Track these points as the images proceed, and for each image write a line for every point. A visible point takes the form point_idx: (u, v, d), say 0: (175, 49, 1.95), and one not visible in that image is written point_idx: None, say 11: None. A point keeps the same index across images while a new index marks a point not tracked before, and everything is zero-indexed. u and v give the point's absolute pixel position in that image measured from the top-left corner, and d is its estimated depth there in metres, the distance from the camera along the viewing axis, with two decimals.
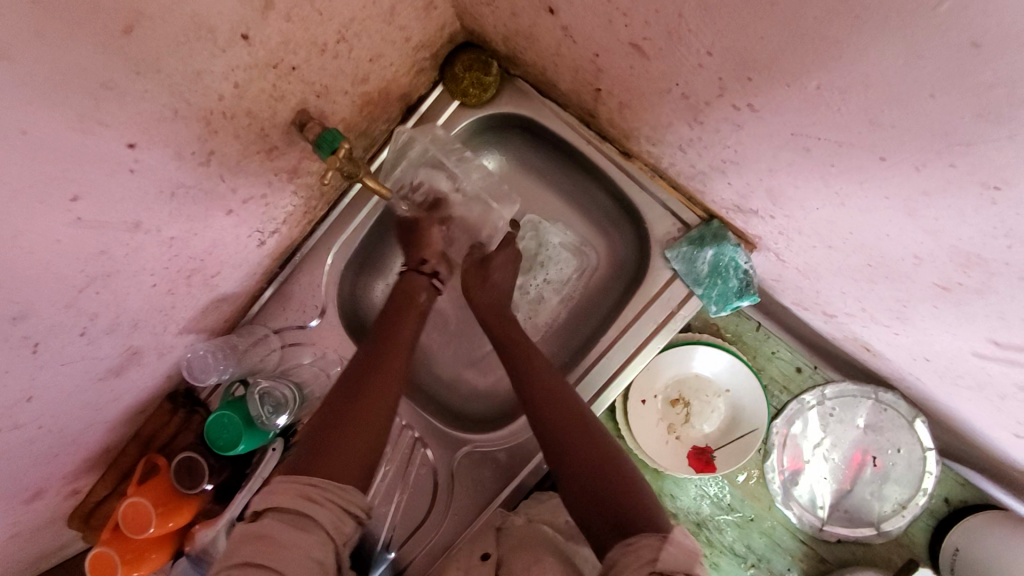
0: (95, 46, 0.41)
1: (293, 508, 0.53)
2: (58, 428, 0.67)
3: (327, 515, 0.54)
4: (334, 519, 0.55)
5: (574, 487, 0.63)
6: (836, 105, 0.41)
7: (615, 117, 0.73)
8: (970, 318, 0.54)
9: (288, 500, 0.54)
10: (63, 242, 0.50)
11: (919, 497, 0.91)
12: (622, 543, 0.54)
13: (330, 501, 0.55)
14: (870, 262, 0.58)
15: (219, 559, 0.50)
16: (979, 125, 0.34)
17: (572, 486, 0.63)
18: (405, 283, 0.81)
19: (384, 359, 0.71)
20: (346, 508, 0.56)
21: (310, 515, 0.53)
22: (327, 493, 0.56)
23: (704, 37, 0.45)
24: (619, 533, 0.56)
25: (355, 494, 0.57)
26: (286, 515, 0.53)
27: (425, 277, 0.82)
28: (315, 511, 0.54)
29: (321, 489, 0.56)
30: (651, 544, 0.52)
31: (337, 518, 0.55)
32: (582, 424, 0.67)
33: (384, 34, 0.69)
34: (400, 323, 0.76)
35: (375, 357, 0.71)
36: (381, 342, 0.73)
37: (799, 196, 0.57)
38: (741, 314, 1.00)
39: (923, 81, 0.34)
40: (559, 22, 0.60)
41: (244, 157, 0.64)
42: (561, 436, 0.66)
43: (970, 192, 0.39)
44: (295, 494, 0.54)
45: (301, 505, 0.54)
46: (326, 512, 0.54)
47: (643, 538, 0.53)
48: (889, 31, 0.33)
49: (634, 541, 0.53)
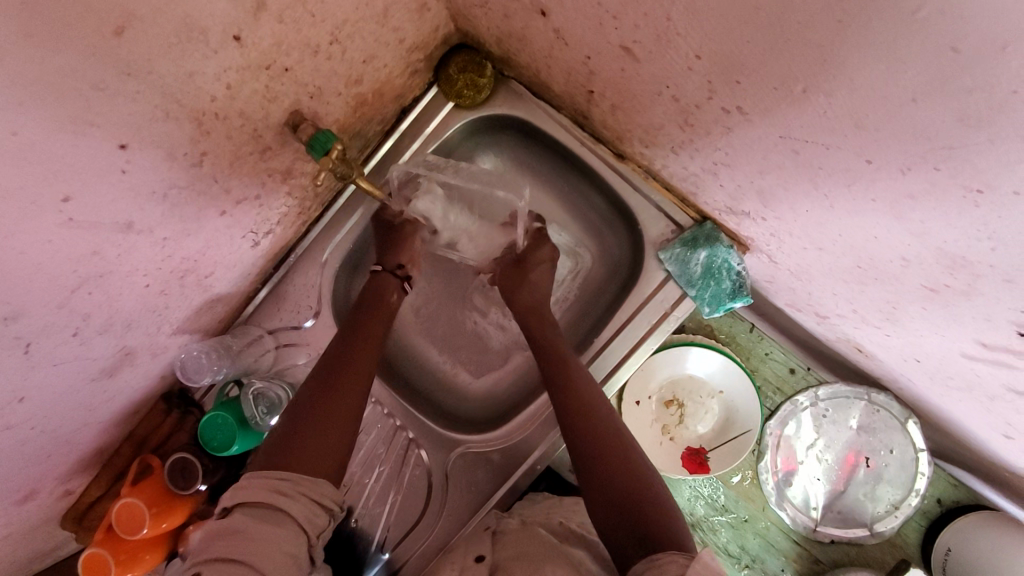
0: (86, 48, 0.41)
1: (263, 503, 0.53)
2: (51, 428, 0.68)
3: (300, 509, 0.54)
4: (305, 512, 0.54)
5: (604, 500, 0.62)
6: (822, 108, 0.42)
7: (608, 119, 0.74)
8: (958, 319, 0.54)
9: (257, 495, 0.53)
10: (55, 243, 0.50)
11: (912, 498, 0.91)
12: (646, 558, 0.53)
13: (301, 494, 0.55)
14: (860, 264, 0.58)
15: (189, 559, 0.50)
16: (961, 129, 0.34)
17: (603, 497, 0.63)
18: (377, 281, 0.81)
19: (364, 354, 0.72)
20: (318, 502, 0.56)
21: (281, 509, 0.53)
22: (297, 487, 0.55)
23: (692, 40, 0.46)
24: (644, 549, 0.55)
25: (326, 487, 0.57)
26: (256, 509, 0.52)
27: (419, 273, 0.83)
28: (287, 505, 0.53)
29: (290, 482, 0.55)
30: (679, 561, 0.51)
31: (309, 510, 0.55)
32: (607, 433, 0.67)
33: (377, 36, 0.69)
34: (378, 319, 0.77)
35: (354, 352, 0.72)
36: (362, 338, 0.74)
37: (789, 198, 0.57)
38: (735, 315, 1.00)
39: (905, 84, 0.34)
40: (550, 24, 0.61)
41: (237, 157, 0.64)
42: (600, 449, 0.66)
43: (954, 194, 0.39)
44: (264, 488, 0.54)
45: (270, 499, 0.53)
46: (298, 505, 0.54)
47: (670, 556, 0.52)
48: (871, 35, 0.33)
49: (661, 558, 0.52)
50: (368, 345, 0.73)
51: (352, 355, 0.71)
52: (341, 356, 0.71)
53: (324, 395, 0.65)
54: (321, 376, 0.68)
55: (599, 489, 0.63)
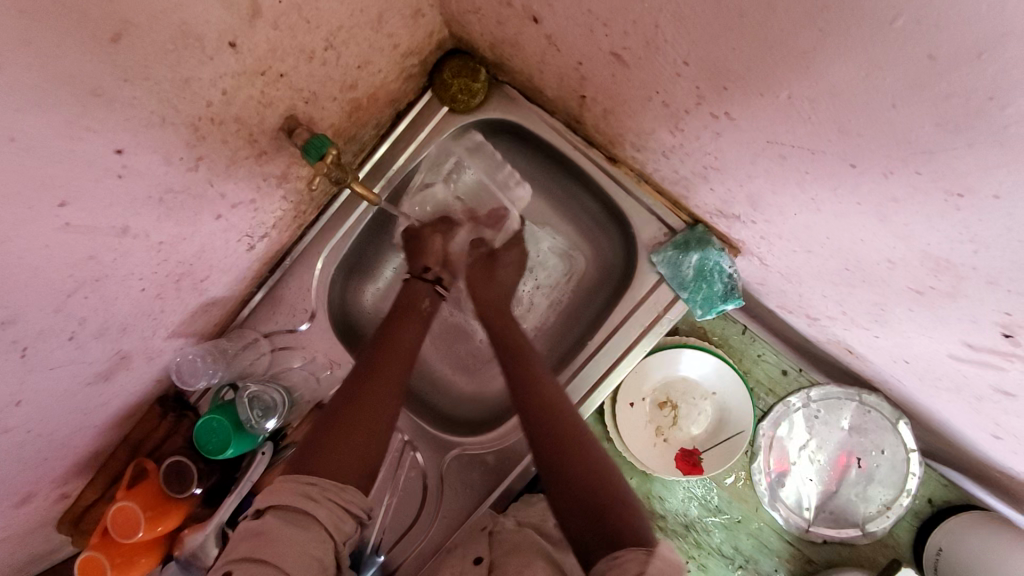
0: (83, 54, 0.42)
1: (294, 507, 0.53)
2: (47, 432, 0.68)
3: (328, 514, 0.54)
4: (333, 517, 0.55)
5: (564, 493, 0.63)
6: (807, 115, 0.43)
7: (600, 123, 0.74)
8: (943, 321, 0.55)
9: (290, 499, 0.54)
10: (51, 247, 0.50)
11: (903, 498, 0.92)
12: (609, 554, 0.54)
13: (330, 501, 0.56)
14: (847, 266, 0.59)
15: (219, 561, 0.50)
16: (940, 135, 0.35)
17: (560, 491, 0.63)
18: (406, 292, 0.83)
19: (392, 362, 0.72)
20: (345, 508, 0.56)
21: (312, 513, 0.53)
22: (326, 493, 0.56)
23: (680, 48, 0.47)
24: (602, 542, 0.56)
25: (353, 495, 0.58)
26: (289, 512, 0.53)
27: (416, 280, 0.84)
28: (316, 510, 0.54)
29: (321, 489, 0.56)
30: (639, 557, 0.52)
31: (337, 516, 0.55)
32: (571, 428, 0.68)
33: (372, 41, 0.70)
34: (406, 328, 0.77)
35: (382, 360, 0.72)
36: (390, 346, 0.74)
37: (777, 202, 0.58)
38: (727, 317, 1.01)
39: (886, 91, 0.35)
40: (543, 31, 0.62)
41: (233, 162, 0.65)
42: (557, 443, 0.67)
43: (936, 198, 0.40)
44: (296, 494, 0.54)
45: (302, 503, 0.54)
46: (326, 510, 0.55)
47: (631, 551, 0.53)
48: (853, 44, 0.34)
49: (621, 554, 0.53)
50: (398, 352, 0.74)
51: (383, 363, 0.72)
52: (371, 364, 0.71)
53: (356, 403, 0.66)
54: (352, 384, 0.69)
55: (557, 483, 0.64)
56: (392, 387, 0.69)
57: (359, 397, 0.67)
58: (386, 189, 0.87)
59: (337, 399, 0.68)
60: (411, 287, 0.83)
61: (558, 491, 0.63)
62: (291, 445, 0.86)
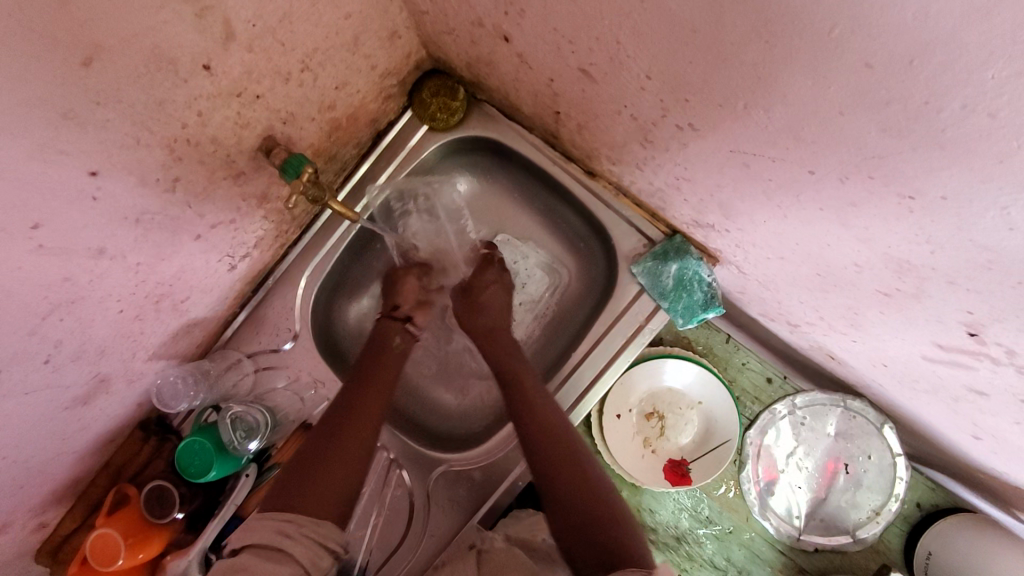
0: (52, 77, 0.43)
1: (270, 544, 0.53)
2: (23, 459, 0.67)
3: (304, 550, 0.54)
4: (311, 553, 0.54)
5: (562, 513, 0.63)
6: (764, 124, 0.44)
7: (576, 138, 0.76)
8: (913, 322, 0.56)
9: (265, 538, 0.54)
10: (24, 269, 0.50)
11: (892, 503, 0.92)
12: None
13: (307, 536, 0.55)
14: (819, 272, 0.60)
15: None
16: (885, 140, 0.36)
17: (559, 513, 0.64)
18: (379, 330, 0.84)
19: (365, 398, 0.72)
20: (323, 544, 0.56)
21: (288, 550, 0.53)
22: (304, 529, 0.56)
23: (642, 63, 0.48)
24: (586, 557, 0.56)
25: (329, 529, 0.57)
26: (263, 551, 0.53)
27: (398, 321, 0.85)
28: (293, 548, 0.53)
29: (297, 525, 0.56)
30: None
31: (314, 552, 0.55)
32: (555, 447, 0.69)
33: (349, 63, 0.71)
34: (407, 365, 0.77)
35: (360, 397, 0.72)
36: (371, 381, 0.75)
37: (747, 210, 0.59)
38: (710, 326, 1.02)
39: (833, 100, 0.36)
40: (514, 49, 0.63)
41: (211, 183, 0.66)
42: (556, 459, 0.68)
43: (890, 201, 0.41)
44: (271, 532, 0.54)
45: (278, 541, 0.54)
46: (303, 545, 0.54)
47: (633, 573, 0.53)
48: (797, 55, 0.35)
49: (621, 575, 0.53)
50: (375, 390, 0.74)
51: (357, 398, 0.72)
52: (347, 400, 0.72)
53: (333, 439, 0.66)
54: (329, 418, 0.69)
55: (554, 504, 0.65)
56: (369, 420, 0.70)
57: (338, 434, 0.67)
58: (367, 209, 0.88)
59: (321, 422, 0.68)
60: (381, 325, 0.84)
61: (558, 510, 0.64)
62: (275, 466, 0.85)
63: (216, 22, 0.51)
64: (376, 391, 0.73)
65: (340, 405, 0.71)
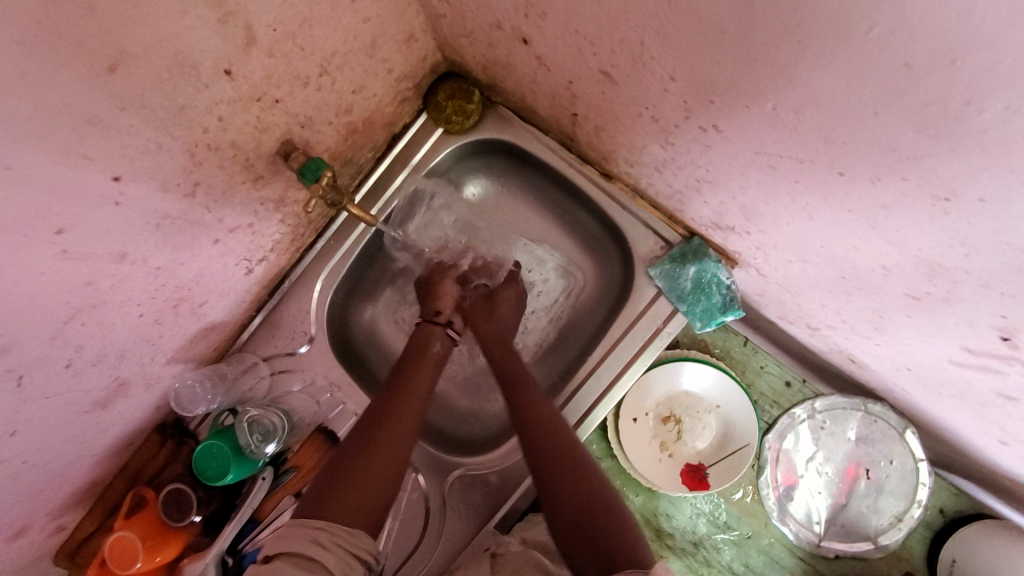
0: (80, 83, 0.43)
1: (304, 553, 0.53)
2: (44, 462, 0.67)
3: (336, 559, 0.54)
4: (341, 562, 0.55)
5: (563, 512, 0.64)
6: (793, 126, 0.43)
7: (593, 140, 0.75)
8: (942, 325, 0.55)
9: (299, 545, 0.54)
10: (47, 275, 0.51)
11: (915, 509, 0.91)
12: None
13: (339, 545, 0.56)
14: (844, 274, 0.59)
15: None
16: (922, 140, 0.35)
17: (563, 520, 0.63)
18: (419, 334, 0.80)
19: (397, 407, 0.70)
20: (354, 553, 0.56)
21: (321, 560, 0.53)
22: (337, 537, 0.56)
23: (666, 63, 0.47)
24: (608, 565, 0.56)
25: (362, 539, 0.58)
26: (295, 557, 0.53)
27: (439, 326, 0.81)
28: (325, 557, 0.54)
29: (332, 534, 0.56)
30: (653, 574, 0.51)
31: (346, 561, 0.55)
32: (571, 454, 0.68)
33: (366, 67, 0.71)
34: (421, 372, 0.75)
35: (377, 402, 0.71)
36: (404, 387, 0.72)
37: (770, 213, 0.59)
38: (727, 329, 1.01)
39: (868, 100, 0.36)
40: (533, 51, 0.63)
41: (230, 187, 0.66)
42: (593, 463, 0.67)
43: (923, 202, 0.40)
44: (307, 540, 0.55)
45: (310, 549, 0.54)
46: (335, 555, 0.55)
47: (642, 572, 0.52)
48: (830, 54, 0.35)
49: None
50: (411, 397, 0.71)
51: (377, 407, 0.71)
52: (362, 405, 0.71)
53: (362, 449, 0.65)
54: (362, 427, 0.68)
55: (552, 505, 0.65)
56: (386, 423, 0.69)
57: (369, 446, 0.65)
58: (384, 211, 0.88)
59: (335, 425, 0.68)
60: (421, 328, 0.80)
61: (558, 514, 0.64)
62: (292, 470, 0.85)
63: (238, 27, 0.52)
64: (409, 399, 0.71)
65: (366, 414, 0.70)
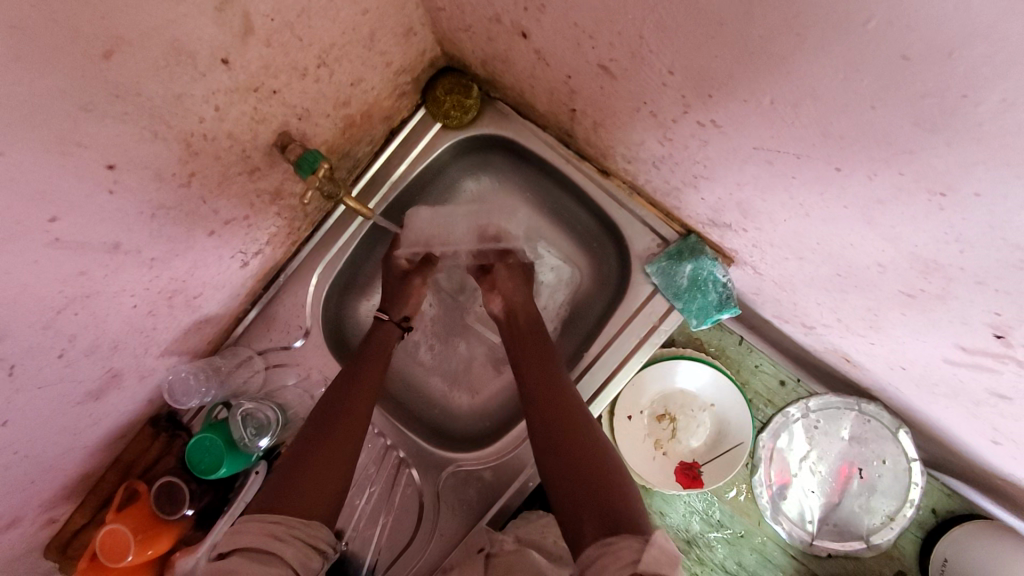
0: (75, 69, 0.43)
1: (260, 548, 0.52)
2: (35, 453, 0.66)
3: (293, 551, 0.54)
4: (300, 555, 0.54)
5: (561, 477, 0.64)
6: (790, 121, 0.43)
7: (591, 136, 0.75)
8: (937, 323, 0.55)
9: (254, 539, 0.53)
10: (40, 262, 0.50)
11: (907, 509, 0.91)
12: (598, 541, 0.54)
13: (295, 537, 0.55)
14: (839, 272, 0.60)
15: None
16: (919, 135, 0.36)
17: (556, 468, 0.66)
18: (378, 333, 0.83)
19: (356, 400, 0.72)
20: (312, 545, 0.56)
21: (279, 553, 0.53)
22: (293, 530, 0.55)
23: (665, 58, 0.47)
24: (594, 519, 0.57)
25: (319, 530, 0.58)
26: (252, 553, 0.52)
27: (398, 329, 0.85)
28: (282, 549, 0.53)
29: (287, 526, 0.55)
30: (633, 546, 0.51)
31: (304, 553, 0.55)
32: (570, 413, 0.70)
33: (364, 59, 0.71)
34: (374, 365, 0.77)
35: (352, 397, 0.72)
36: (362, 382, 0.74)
37: (766, 209, 0.59)
38: (723, 328, 1.01)
39: (866, 96, 0.36)
40: (532, 45, 0.63)
41: (225, 179, 0.65)
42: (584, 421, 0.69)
43: (920, 198, 0.40)
44: (263, 533, 0.54)
45: (269, 544, 0.53)
46: (293, 547, 0.54)
47: (624, 540, 0.52)
48: (827, 47, 0.35)
49: (614, 541, 0.53)
50: (364, 391, 0.73)
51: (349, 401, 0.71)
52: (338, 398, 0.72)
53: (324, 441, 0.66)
54: (321, 419, 0.69)
55: (551, 469, 0.66)
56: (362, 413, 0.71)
57: (327, 435, 0.67)
58: (380, 205, 0.88)
59: (319, 421, 0.69)
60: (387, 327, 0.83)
61: (558, 473, 0.64)
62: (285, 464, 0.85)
63: (236, 15, 0.51)
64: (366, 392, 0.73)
65: (330, 406, 0.71)
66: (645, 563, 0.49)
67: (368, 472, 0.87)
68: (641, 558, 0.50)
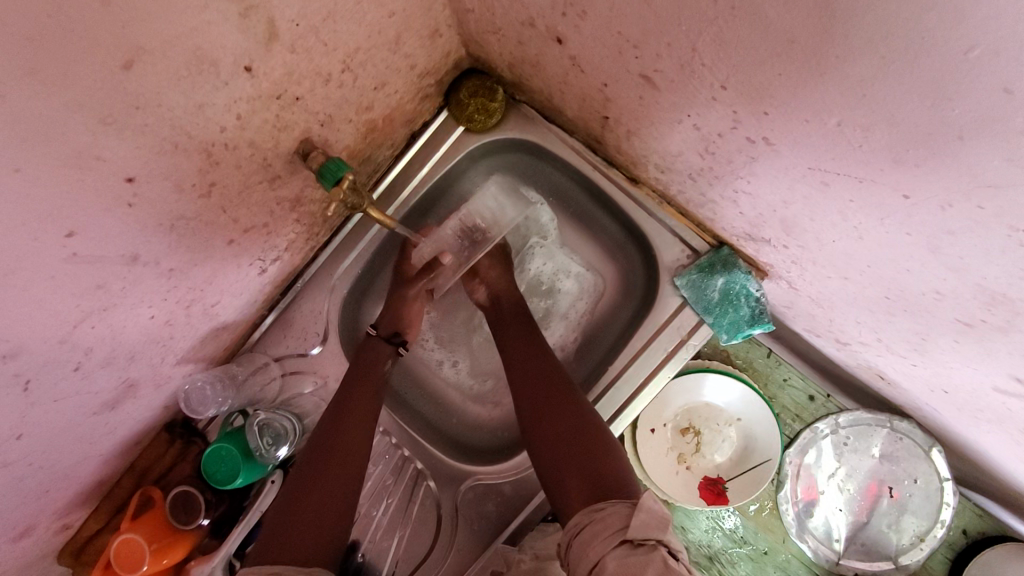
0: (94, 82, 0.40)
1: None
2: (50, 464, 0.65)
3: None
4: None
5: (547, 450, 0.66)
6: (857, 142, 0.40)
7: (623, 145, 0.72)
8: (995, 355, 0.52)
9: None
10: (57, 278, 0.48)
11: (938, 529, 0.88)
12: (589, 507, 0.56)
13: None
14: (888, 295, 0.57)
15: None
16: (1010, 170, 0.32)
17: (543, 441, 0.67)
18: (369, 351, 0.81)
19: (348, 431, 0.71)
20: None
21: None
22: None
23: (718, 71, 0.44)
24: (585, 485, 0.60)
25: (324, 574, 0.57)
26: None
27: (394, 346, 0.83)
28: None
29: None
30: (623, 511, 0.53)
31: None
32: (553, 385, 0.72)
33: (389, 63, 0.68)
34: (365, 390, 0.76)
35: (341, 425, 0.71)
36: (353, 408, 0.73)
37: (814, 229, 0.56)
38: (751, 341, 0.98)
39: (953, 124, 0.33)
40: (567, 51, 0.60)
41: (245, 187, 0.63)
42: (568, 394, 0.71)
43: (999, 232, 0.37)
44: None
45: None
46: None
47: (614, 505, 0.54)
48: (913, 69, 0.32)
49: (604, 507, 0.55)
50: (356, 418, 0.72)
51: (339, 430, 0.71)
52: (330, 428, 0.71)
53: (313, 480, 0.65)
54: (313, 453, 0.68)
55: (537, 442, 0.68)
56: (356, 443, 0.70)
57: (318, 473, 0.66)
58: (400, 212, 0.85)
59: (310, 456, 0.68)
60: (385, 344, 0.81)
61: (547, 448, 0.66)
62: None
63: (260, 21, 0.49)
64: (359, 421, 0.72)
65: (319, 439, 0.70)
66: (634, 528, 0.50)
67: (387, 483, 0.86)
68: (629, 524, 0.51)
